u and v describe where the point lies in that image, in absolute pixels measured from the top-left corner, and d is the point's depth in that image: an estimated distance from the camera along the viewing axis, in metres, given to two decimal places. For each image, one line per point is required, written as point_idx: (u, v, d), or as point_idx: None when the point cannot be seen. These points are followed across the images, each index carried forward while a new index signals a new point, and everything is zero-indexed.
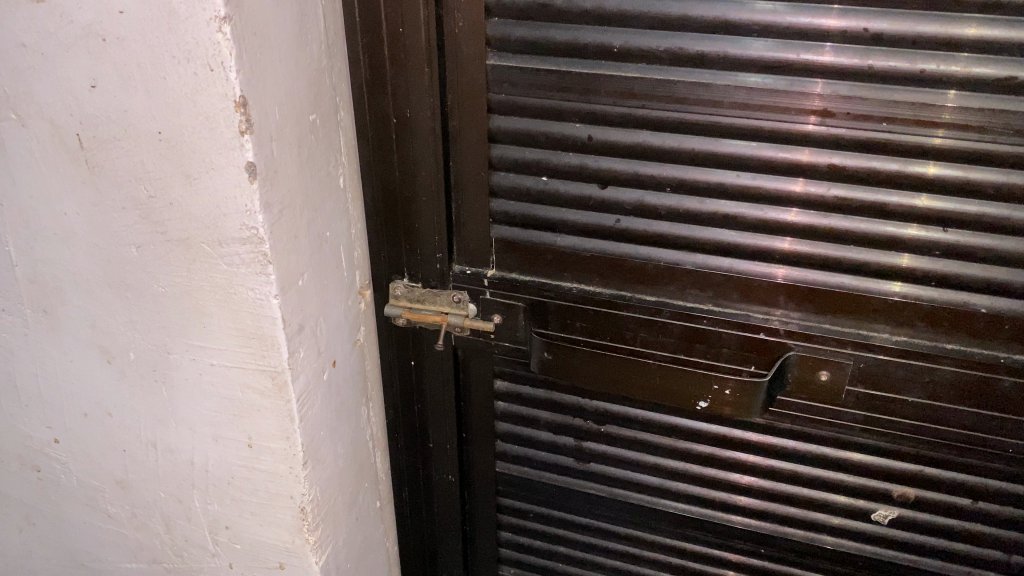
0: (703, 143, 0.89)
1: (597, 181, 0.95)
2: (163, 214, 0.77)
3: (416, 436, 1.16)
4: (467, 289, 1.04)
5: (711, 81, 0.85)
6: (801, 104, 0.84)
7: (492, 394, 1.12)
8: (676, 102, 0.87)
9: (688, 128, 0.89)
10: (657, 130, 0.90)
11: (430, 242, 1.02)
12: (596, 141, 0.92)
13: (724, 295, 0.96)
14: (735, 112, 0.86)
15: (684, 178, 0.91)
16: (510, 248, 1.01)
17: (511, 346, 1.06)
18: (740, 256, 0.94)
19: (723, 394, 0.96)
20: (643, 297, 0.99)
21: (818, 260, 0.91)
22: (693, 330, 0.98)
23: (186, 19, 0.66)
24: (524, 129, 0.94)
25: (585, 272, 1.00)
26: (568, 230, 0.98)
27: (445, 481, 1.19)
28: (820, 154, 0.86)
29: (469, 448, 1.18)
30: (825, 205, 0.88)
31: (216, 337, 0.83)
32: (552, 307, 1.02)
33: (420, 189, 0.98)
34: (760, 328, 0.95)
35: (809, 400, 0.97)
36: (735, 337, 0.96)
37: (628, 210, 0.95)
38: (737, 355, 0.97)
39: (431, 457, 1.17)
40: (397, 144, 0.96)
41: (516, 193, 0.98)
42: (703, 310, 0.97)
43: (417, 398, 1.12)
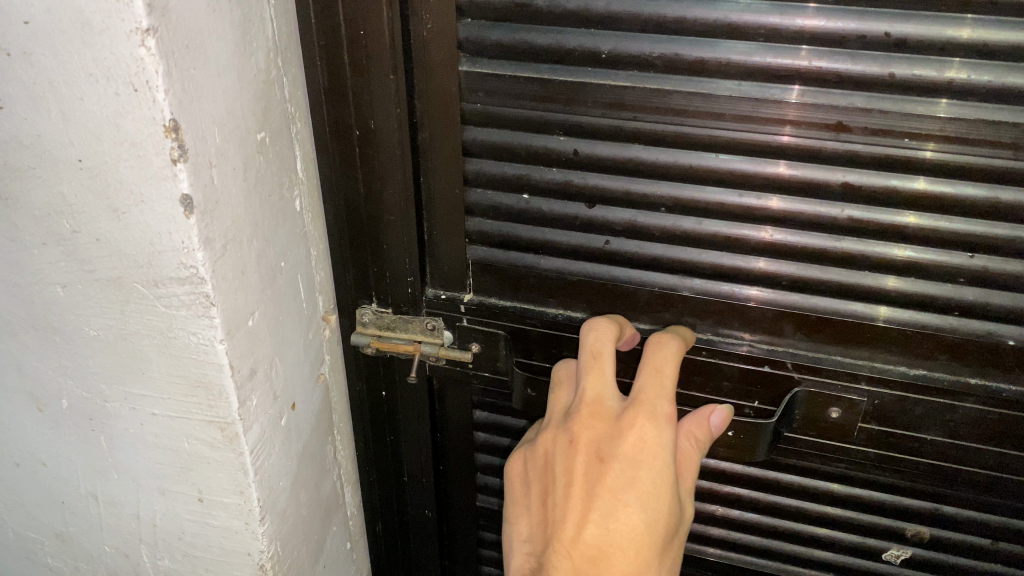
0: (702, 159, 0.80)
1: (584, 199, 0.86)
2: (89, 250, 0.68)
3: (389, 469, 1.07)
4: (442, 315, 0.95)
5: (712, 91, 0.76)
6: (813, 117, 0.75)
7: (471, 425, 1.03)
8: (673, 114, 0.78)
9: (685, 141, 0.80)
10: (651, 144, 0.81)
11: (401, 265, 0.92)
12: (583, 155, 0.84)
13: (724, 322, 0.88)
14: (739, 125, 0.77)
15: (681, 197, 0.83)
16: (489, 271, 0.92)
17: (491, 376, 0.97)
18: (741, 282, 0.85)
19: (725, 435, 0.90)
20: (636, 324, 0.91)
21: (828, 287, 0.82)
22: (691, 361, 0.90)
23: (102, 32, 0.56)
24: (503, 143, 0.85)
25: (571, 298, 0.91)
26: (553, 252, 0.90)
27: (421, 514, 1.10)
28: (834, 172, 0.77)
29: (447, 481, 1.09)
30: (836, 226, 0.79)
31: (157, 385, 0.74)
32: (536, 336, 0.93)
33: (387, 208, 0.88)
34: (764, 359, 0.87)
35: (817, 437, 0.89)
36: (736, 369, 0.89)
37: (618, 231, 0.87)
38: (739, 389, 0.90)
39: (406, 490, 1.08)
40: (360, 159, 0.86)
41: (495, 211, 0.89)
42: (703, 340, 0.89)
43: (389, 430, 1.03)
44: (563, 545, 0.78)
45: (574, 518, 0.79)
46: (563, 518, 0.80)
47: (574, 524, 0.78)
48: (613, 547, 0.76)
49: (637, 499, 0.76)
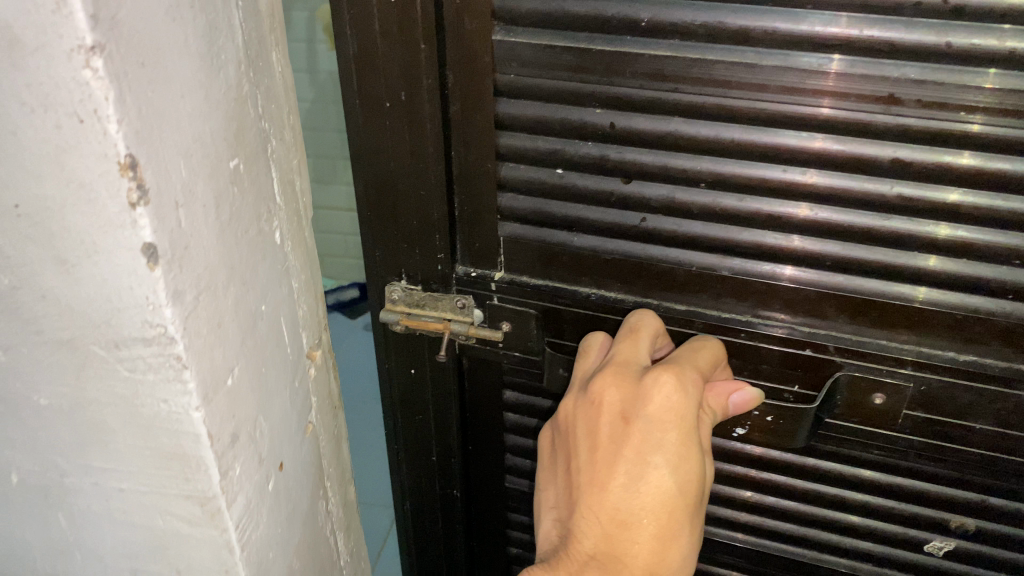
0: (745, 133, 0.77)
1: (620, 174, 0.83)
2: (34, 312, 0.63)
3: (418, 449, 1.05)
4: (473, 294, 0.92)
5: (755, 62, 0.72)
6: (863, 90, 0.71)
7: (501, 405, 1.01)
8: (713, 85, 0.75)
9: (727, 115, 0.76)
10: (692, 118, 0.78)
11: (431, 242, 0.90)
12: (620, 130, 0.81)
13: (765, 304, 0.84)
14: (783, 97, 0.73)
15: (721, 172, 0.79)
16: (522, 248, 0.89)
17: (522, 355, 0.95)
18: (783, 262, 0.82)
19: (763, 420, 0.88)
20: (673, 306, 0.88)
21: (875, 268, 0.79)
22: (728, 342, 0.87)
23: (38, 55, 0.51)
24: (538, 116, 0.83)
25: (605, 277, 0.89)
26: (588, 229, 0.87)
27: (448, 495, 1.09)
28: (882, 147, 0.73)
29: (476, 461, 1.07)
30: (884, 204, 0.76)
31: (125, 458, 0.72)
32: (569, 315, 0.91)
33: (419, 182, 0.86)
34: (806, 343, 0.84)
35: (859, 423, 0.86)
36: (776, 353, 0.86)
37: (655, 208, 0.84)
38: (779, 372, 0.87)
39: (434, 471, 1.07)
40: (391, 131, 0.85)
41: (528, 187, 0.87)
42: (742, 322, 0.86)
43: (419, 409, 1.02)
44: (590, 508, 0.78)
45: (600, 479, 0.77)
46: (588, 481, 0.79)
47: (600, 487, 0.77)
48: (642, 510, 0.75)
49: (665, 460, 0.75)
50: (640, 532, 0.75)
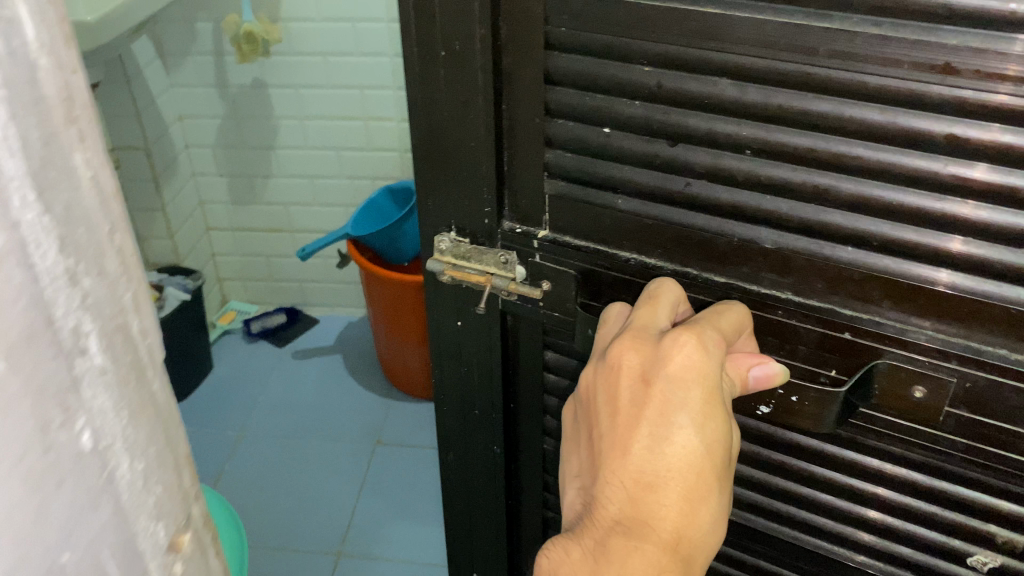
0: (794, 101, 0.75)
1: (667, 136, 0.82)
2: None
3: (461, 400, 1.05)
4: (517, 250, 0.92)
5: (806, 22, 0.70)
6: (918, 57, 0.68)
7: (543, 365, 0.99)
8: (765, 45, 0.73)
9: (777, 79, 0.74)
10: (742, 80, 0.76)
11: (479, 196, 0.90)
12: (668, 90, 0.79)
13: (807, 283, 0.83)
14: (834, 62, 0.71)
15: (767, 139, 0.77)
16: (566, 208, 0.89)
17: (560, 317, 0.94)
18: (828, 239, 0.80)
19: (790, 401, 0.87)
20: (712, 276, 0.87)
21: (922, 250, 0.76)
22: (767, 320, 0.87)
23: None
24: (586, 72, 0.81)
25: (646, 243, 0.88)
26: (631, 192, 0.86)
27: (490, 451, 1.08)
28: (940, 122, 0.70)
29: (517, 420, 1.07)
30: (939, 184, 0.72)
31: None
32: (607, 279, 0.90)
33: (468, 135, 0.86)
34: (844, 326, 0.83)
35: (897, 416, 0.85)
36: (814, 334, 0.85)
37: (700, 173, 0.82)
38: (816, 354, 0.86)
39: (476, 424, 1.06)
40: (444, 81, 0.85)
41: (575, 145, 0.85)
42: (778, 298, 0.85)
43: (464, 361, 1.01)
44: (611, 473, 0.75)
45: (622, 441, 0.76)
46: (609, 444, 0.77)
47: (622, 450, 0.75)
48: (669, 470, 0.74)
49: (690, 420, 0.74)
50: (666, 494, 0.73)
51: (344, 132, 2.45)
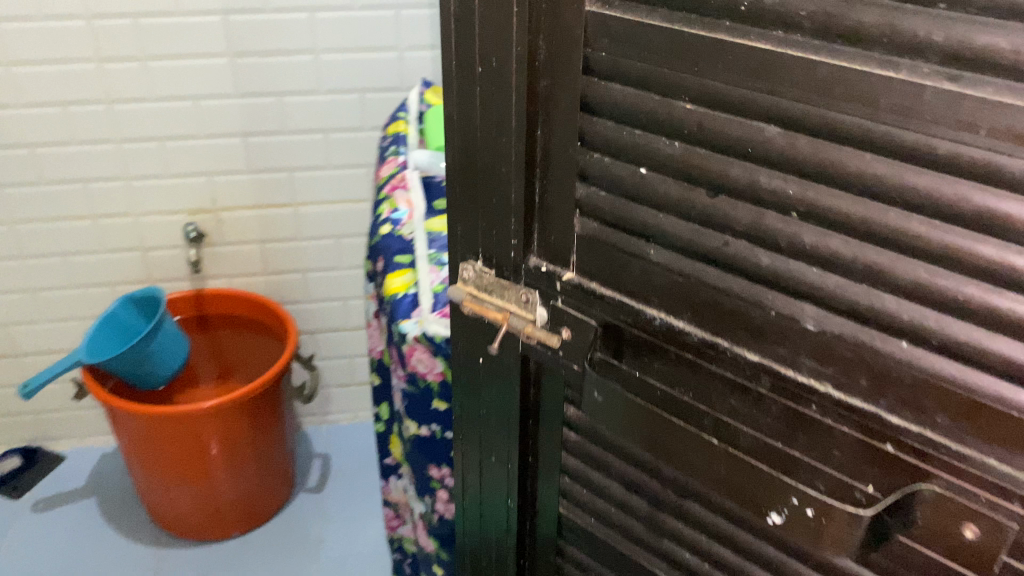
0: (846, 157, 0.66)
1: (707, 184, 0.76)
2: None
3: (483, 445, 1.08)
4: (539, 290, 0.91)
5: (866, 68, 0.62)
6: (993, 121, 0.57)
7: (561, 419, 0.99)
8: (818, 90, 0.65)
9: (832, 131, 0.66)
10: (792, 128, 0.68)
11: (506, 227, 0.91)
12: (709, 131, 0.73)
13: (850, 377, 0.72)
14: (893, 118, 0.62)
15: (813, 201, 0.69)
16: (593, 250, 0.86)
17: (577, 371, 0.91)
18: (879, 331, 0.69)
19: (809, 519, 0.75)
20: (742, 353, 0.78)
21: (987, 359, 0.64)
22: (796, 413, 0.76)
23: None
24: (628, 104, 0.78)
25: (672, 303, 0.82)
26: (663, 241, 0.81)
27: (504, 503, 1.10)
28: (1017, 204, 0.59)
29: (533, 477, 1.07)
30: (1011, 283, 0.61)
31: None
32: (628, 337, 0.85)
33: (500, 159, 0.87)
34: (886, 436, 0.71)
35: (943, 557, 0.69)
36: (849, 439, 0.73)
37: (740, 233, 0.75)
38: (848, 465, 0.73)
39: (494, 474, 1.08)
40: (480, 97, 0.86)
41: (609, 182, 0.82)
42: (813, 389, 0.74)
43: (482, 404, 1.04)
44: None
45: None
46: None
47: None
48: None
49: None
50: None
51: (79, 234, 2.12)
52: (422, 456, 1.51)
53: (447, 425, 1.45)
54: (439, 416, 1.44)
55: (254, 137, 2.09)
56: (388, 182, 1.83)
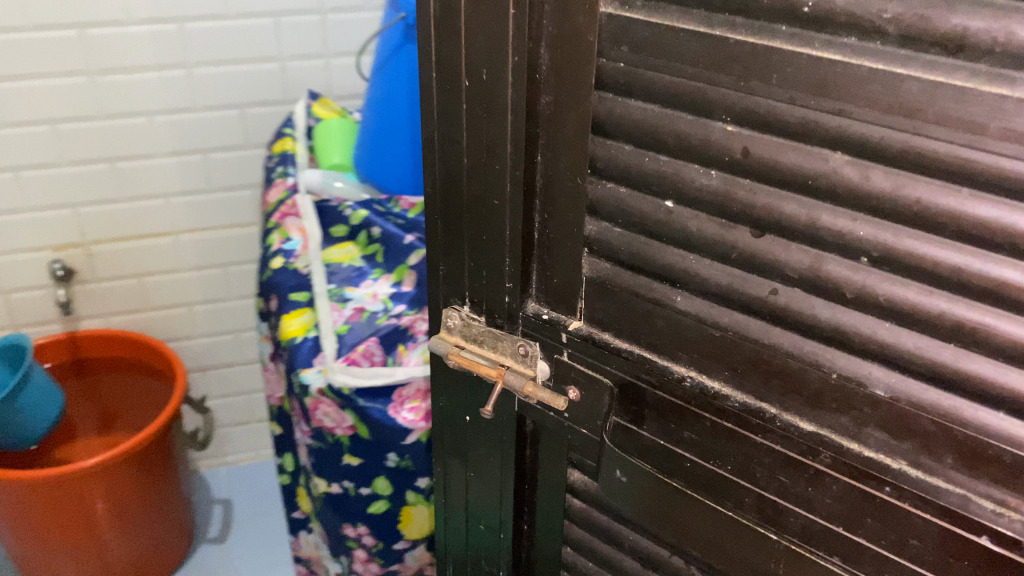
0: (936, 194, 0.55)
1: (750, 222, 0.64)
2: None
3: (469, 510, 0.98)
4: (539, 341, 0.80)
5: (971, 85, 0.50)
6: None
7: (563, 484, 0.89)
8: (903, 112, 0.53)
9: (917, 161, 0.54)
10: (863, 157, 0.57)
11: (500, 267, 0.79)
12: (754, 158, 0.61)
13: (933, 454, 0.61)
14: (1005, 147, 0.50)
15: (891, 246, 0.58)
16: (606, 297, 0.75)
17: (588, 434, 0.81)
18: (973, 401, 0.58)
19: None
20: (795, 423, 0.67)
21: None
22: (863, 496, 0.65)
23: None
24: (651, 124, 0.65)
25: (706, 359, 0.70)
26: (692, 288, 0.69)
27: (494, 573, 1.00)
28: None
29: (528, 545, 0.97)
30: None
31: None
32: (651, 398, 0.74)
33: (492, 189, 0.75)
34: (981, 527, 0.60)
35: None
36: (933, 528, 0.62)
37: (791, 280, 0.64)
38: (931, 557, 0.63)
39: (483, 542, 0.98)
40: (468, 115, 0.74)
41: (625, 217, 0.71)
42: (887, 470, 0.63)
43: (469, 466, 0.94)
44: None
45: None
46: None
47: None
48: None
49: None
50: None
51: None
52: (334, 514, 1.44)
53: (359, 481, 1.38)
54: (350, 471, 1.37)
55: (122, 161, 1.89)
56: (274, 210, 1.67)
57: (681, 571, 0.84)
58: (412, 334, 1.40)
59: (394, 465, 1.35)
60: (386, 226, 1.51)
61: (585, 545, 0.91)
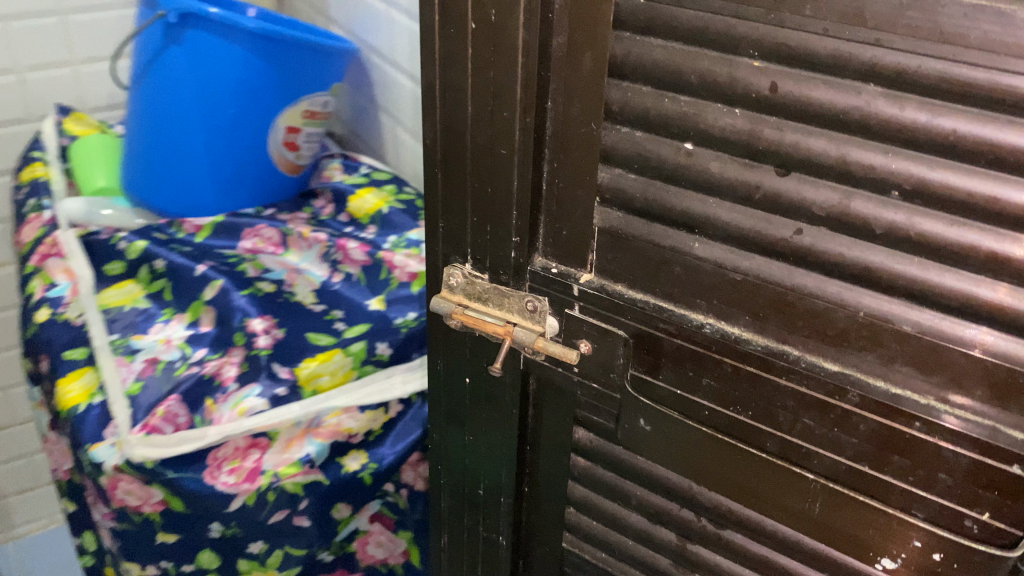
0: (972, 123, 0.54)
1: (774, 161, 0.63)
2: None
3: (467, 475, 0.95)
4: (548, 296, 0.78)
5: (1016, 6, 0.50)
6: None
7: (567, 442, 0.87)
8: (943, 38, 0.52)
9: (954, 90, 0.54)
10: (898, 89, 0.56)
11: (506, 221, 0.77)
12: (783, 94, 0.60)
13: (963, 387, 0.61)
14: None
15: (923, 178, 0.57)
16: (620, 247, 0.73)
17: (600, 389, 0.80)
18: (1005, 331, 0.58)
19: (928, 558, 0.67)
20: (820, 363, 0.66)
21: None
22: (891, 434, 0.65)
23: None
24: (671, 64, 0.64)
25: (726, 305, 0.69)
26: (710, 233, 0.68)
27: (492, 539, 0.98)
28: None
29: (528, 510, 0.95)
30: None
31: None
32: (669, 347, 0.73)
33: (499, 137, 0.73)
34: (1013, 457, 0.60)
35: None
36: (964, 461, 0.62)
37: (816, 219, 0.63)
38: (961, 491, 0.63)
39: (481, 507, 0.96)
40: (474, 60, 0.71)
41: (641, 162, 0.69)
42: (917, 406, 0.63)
43: (467, 429, 0.92)
44: None
45: None
46: None
47: None
48: None
49: None
50: None
51: None
52: None
53: (180, 559, 1.14)
54: (168, 550, 1.13)
55: None
56: (33, 251, 1.39)
57: (691, 525, 0.83)
58: (221, 384, 1.17)
59: (219, 536, 1.11)
60: (172, 256, 1.31)
61: (589, 505, 0.90)
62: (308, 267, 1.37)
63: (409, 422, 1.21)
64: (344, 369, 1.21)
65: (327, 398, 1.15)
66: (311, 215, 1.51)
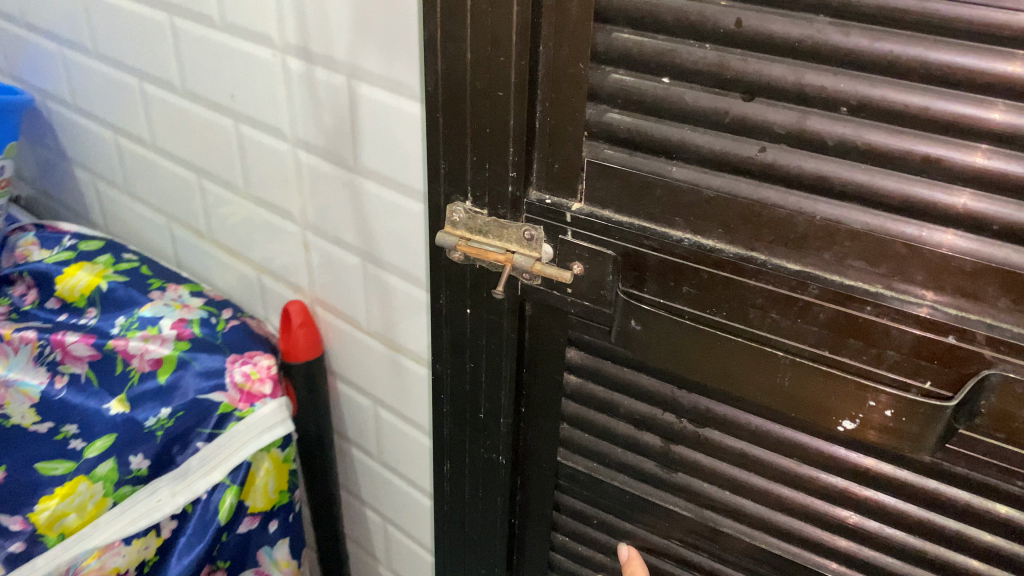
0: (906, 45, 0.64)
1: (740, 89, 0.73)
2: None
3: (469, 401, 1.05)
4: (543, 225, 0.88)
5: None
6: None
7: (560, 361, 0.97)
8: None
9: (889, 17, 0.64)
10: (843, 19, 0.66)
11: (503, 157, 0.86)
12: (746, 29, 0.70)
13: (904, 274, 0.72)
14: None
15: (867, 95, 0.67)
16: (608, 176, 0.83)
17: (591, 305, 0.90)
18: (936, 222, 0.69)
19: (883, 416, 0.76)
20: (784, 263, 0.77)
21: None
22: (848, 318, 0.75)
23: None
24: (648, 8, 0.73)
25: (701, 221, 0.80)
26: (685, 158, 0.78)
27: (493, 460, 1.07)
28: None
29: (526, 430, 1.06)
30: None
31: None
32: (652, 262, 0.83)
33: (496, 81, 0.82)
34: (948, 329, 0.71)
35: (1006, 441, 0.72)
36: (908, 337, 0.73)
37: (778, 138, 0.73)
38: (907, 363, 0.74)
39: (482, 430, 1.06)
40: (473, 14, 0.80)
41: (624, 97, 0.79)
42: (869, 292, 0.73)
43: (467, 356, 1.01)
44: None
45: None
46: None
47: None
48: None
49: None
50: None
51: None
52: None
53: None
54: None
55: None
56: None
57: (674, 428, 0.94)
58: None
59: None
60: None
61: (581, 419, 1.00)
62: (20, 375, 1.32)
63: (191, 535, 1.23)
64: (95, 499, 1.17)
65: (79, 540, 1.14)
66: (13, 312, 1.43)
